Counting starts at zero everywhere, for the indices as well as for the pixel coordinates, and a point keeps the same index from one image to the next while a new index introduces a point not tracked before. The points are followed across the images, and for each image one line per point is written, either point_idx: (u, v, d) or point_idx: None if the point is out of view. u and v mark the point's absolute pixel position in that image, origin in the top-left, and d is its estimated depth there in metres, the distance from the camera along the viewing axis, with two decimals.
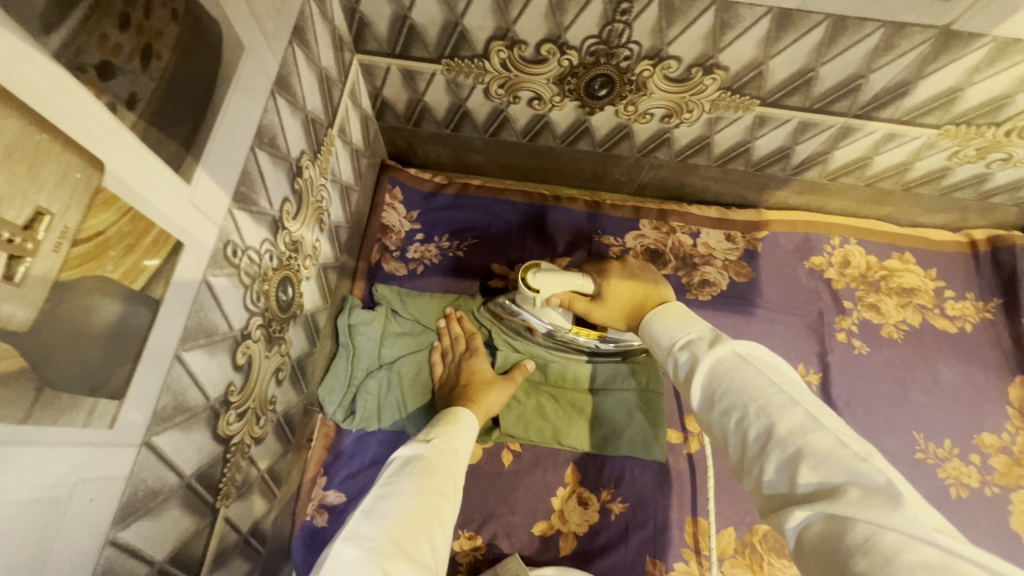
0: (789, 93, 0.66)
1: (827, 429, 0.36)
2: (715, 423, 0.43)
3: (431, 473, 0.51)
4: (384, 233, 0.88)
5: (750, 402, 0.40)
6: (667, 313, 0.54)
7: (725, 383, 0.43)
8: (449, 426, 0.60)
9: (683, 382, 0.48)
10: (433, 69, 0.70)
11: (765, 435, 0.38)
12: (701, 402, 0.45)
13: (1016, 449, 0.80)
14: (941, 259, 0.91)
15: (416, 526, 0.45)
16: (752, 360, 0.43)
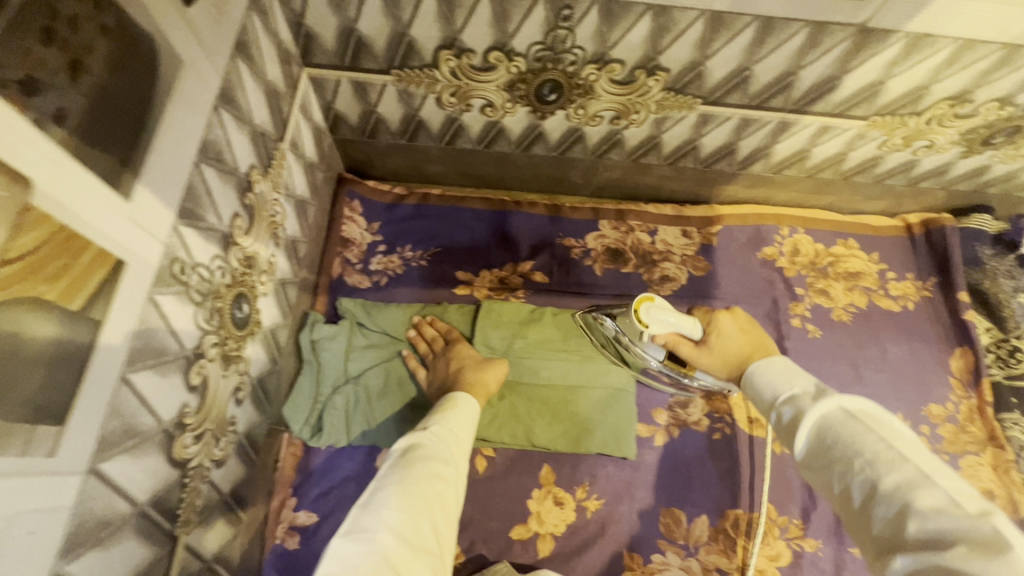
0: (728, 92, 0.70)
1: (939, 485, 0.35)
2: (819, 475, 0.42)
3: (428, 462, 0.56)
4: (345, 246, 0.87)
5: (858, 456, 0.39)
6: (766, 367, 0.53)
7: (829, 437, 0.41)
8: (446, 415, 0.64)
9: (784, 433, 0.47)
10: (383, 80, 0.70)
11: (874, 486, 0.37)
12: (803, 455, 0.44)
13: (960, 417, 0.85)
14: (881, 243, 0.97)
15: (413, 512, 0.51)
16: (859, 415, 0.41)
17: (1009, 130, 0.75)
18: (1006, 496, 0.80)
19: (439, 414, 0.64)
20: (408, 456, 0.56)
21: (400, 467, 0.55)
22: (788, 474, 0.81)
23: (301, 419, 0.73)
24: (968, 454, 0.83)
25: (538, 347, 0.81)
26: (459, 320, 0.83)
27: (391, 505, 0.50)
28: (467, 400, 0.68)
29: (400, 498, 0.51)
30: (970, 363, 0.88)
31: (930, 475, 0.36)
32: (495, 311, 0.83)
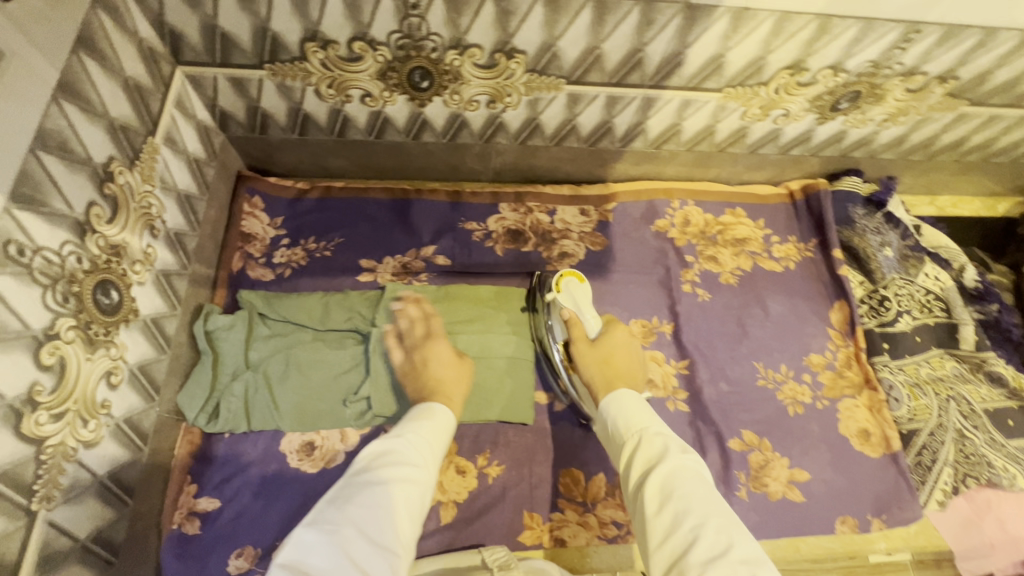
0: (586, 71, 0.75)
1: (746, 546, 0.49)
2: (665, 510, 0.53)
3: (402, 467, 0.57)
4: (246, 241, 0.89)
5: (713, 514, 0.51)
6: (622, 399, 0.67)
7: (677, 484, 0.55)
8: (425, 420, 0.64)
9: (636, 469, 0.59)
10: (259, 75, 0.73)
11: (718, 543, 0.49)
12: (655, 486, 0.55)
13: (837, 364, 0.92)
14: (766, 210, 1.03)
15: (381, 517, 0.51)
16: (701, 477, 0.56)
17: (851, 96, 0.82)
18: (879, 432, 0.87)
19: (416, 418, 0.65)
20: (383, 458, 0.57)
21: (373, 468, 0.56)
22: (681, 428, 0.86)
23: (200, 407, 0.75)
24: (845, 397, 0.90)
25: (439, 324, 0.84)
26: (361, 304, 0.85)
27: (360, 505, 0.51)
28: (443, 409, 0.68)
29: (370, 499, 0.52)
30: (847, 314, 0.94)
31: (739, 537, 0.50)
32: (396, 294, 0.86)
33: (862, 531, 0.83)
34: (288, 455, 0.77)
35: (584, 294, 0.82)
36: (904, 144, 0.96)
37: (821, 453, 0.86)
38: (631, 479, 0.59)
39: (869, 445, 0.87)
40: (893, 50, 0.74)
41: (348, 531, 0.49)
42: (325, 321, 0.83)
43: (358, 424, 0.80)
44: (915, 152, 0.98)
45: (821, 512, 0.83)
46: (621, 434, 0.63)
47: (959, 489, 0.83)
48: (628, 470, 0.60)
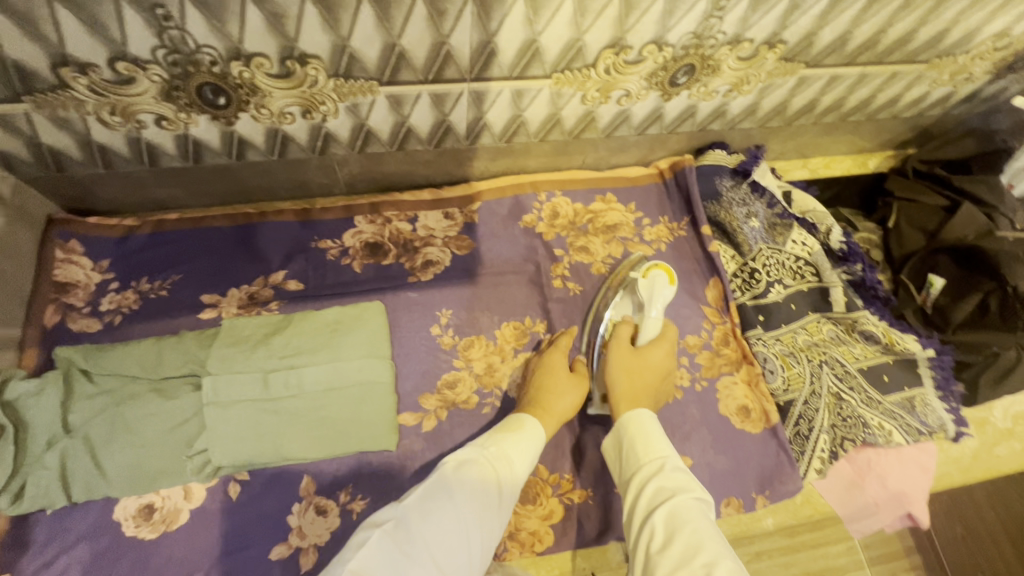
0: (395, 71, 0.70)
1: None
2: (676, 541, 0.51)
3: (484, 483, 0.59)
4: (64, 292, 0.80)
5: (724, 556, 0.49)
6: (644, 419, 0.65)
7: (691, 522, 0.52)
8: (513, 433, 0.66)
9: (649, 502, 0.56)
10: (23, 108, 0.65)
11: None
12: (667, 516, 0.53)
13: (715, 342, 0.90)
14: (637, 192, 1.01)
15: (459, 539, 0.53)
16: (711, 519, 0.54)
17: (685, 69, 0.80)
18: (757, 407, 0.86)
19: (507, 432, 0.66)
20: (461, 474, 0.59)
21: (453, 483, 0.57)
22: (559, 431, 0.82)
23: (5, 485, 0.67)
24: (723, 375, 0.88)
25: (282, 355, 0.78)
26: (195, 345, 0.77)
27: (435, 521, 0.53)
28: (536, 424, 0.69)
29: (443, 520, 0.54)
30: (721, 290, 0.93)
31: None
32: (237, 335, 0.79)
33: (748, 510, 0.82)
34: (123, 523, 0.70)
35: (667, 297, 0.75)
36: (758, 111, 0.95)
37: (702, 436, 0.84)
38: (643, 505, 0.57)
39: (749, 421, 0.85)
40: (709, 19, 0.72)
41: (420, 547, 0.51)
42: (159, 369, 0.75)
43: (200, 477, 0.72)
44: (772, 118, 0.98)
45: None
46: (637, 457, 0.62)
47: (836, 453, 0.83)
48: (638, 497, 0.58)
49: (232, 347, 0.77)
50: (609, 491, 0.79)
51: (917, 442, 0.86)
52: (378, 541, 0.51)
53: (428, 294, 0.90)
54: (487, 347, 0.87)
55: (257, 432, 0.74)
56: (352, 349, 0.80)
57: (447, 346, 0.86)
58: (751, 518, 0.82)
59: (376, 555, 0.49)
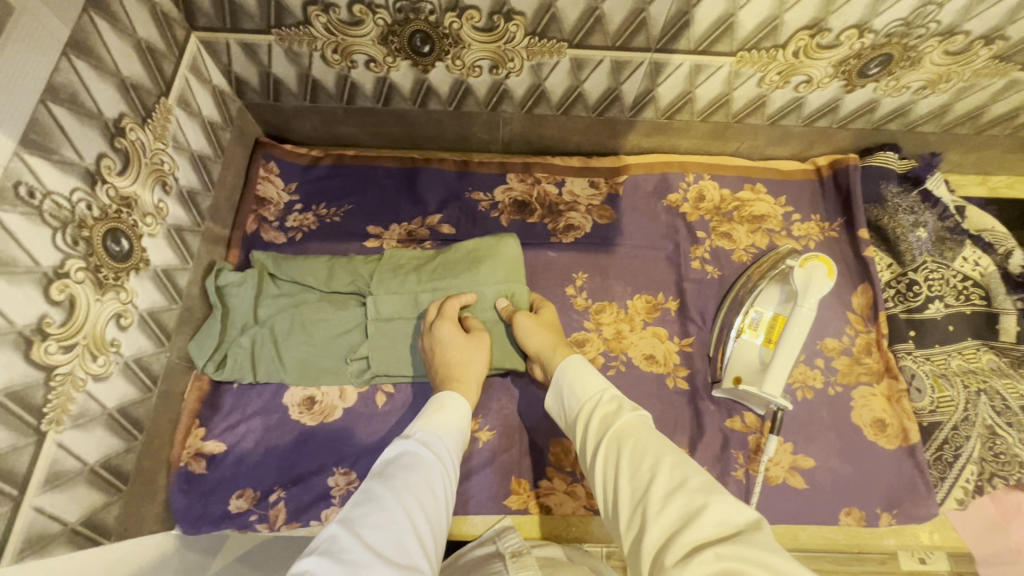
0: (588, 34, 0.73)
1: (697, 472, 0.50)
2: (624, 455, 0.54)
3: (418, 471, 0.56)
4: (261, 205, 0.93)
5: (667, 452, 0.52)
6: (579, 366, 0.67)
7: (630, 435, 0.55)
8: (433, 415, 0.64)
9: (595, 431, 0.59)
10: (268, 40, 0.76)
11: (675, 476, 0.49)
12: (613, 437, 0.56)
13: (856, 349, 0.86)
14: (789, 186, 0.97)
15: (404, 527, 0.50)
16: (648, 424, 0.57)
17: (881, 59, 0.76)
18: (896, 424, 0.82)
19: (424, 416, 0.64)
20: (394, 469, 0.56)
21: (388, 478, 0.55)
22: (681, 407, 0.84)
23: (211, 359, 0.79)
24: (860, 385, 0.84)
25: (435, 282, 0.82)
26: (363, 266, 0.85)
27: (372, 522, 0.49)
28: (456, 399, 0.68)
29: (383, 515, 0.50)
30: (870, 299, 0.88)
31: (688, 465, 0.51)
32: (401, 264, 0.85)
33: (869, 525, 0.78)
34: (291, 408, 0.81)
35: (823, 292, 0.73)
36: (947, 115, 0.88)
37: (829, 440, 0.82)
38: (591, 432, 0.59)
39: (884, 436, 0.81)
40: (926, 6, 0.68)
41: (362, 550, 0.46)
42: (330, 283, 0.83)
43: (358, 380, 0.82)
44: (960, 125, 0.90)
45: (824, 502, 0.79)
46: (575, 400, 0.64)
47: (982, 488, 0.78)
48: (586, 432, 0.60)
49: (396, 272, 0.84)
50: (725, 473, 0.79)
51: None
52: (323, 553, 0.45)
53: (567, 256, 0.94)
54: (618, 314, 0.90)
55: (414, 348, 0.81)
56: (489, 276, 0.82)
57: (580, 307, 0.90)
58: (871, 534, 0.78)
59: (322, 566, 0.44)
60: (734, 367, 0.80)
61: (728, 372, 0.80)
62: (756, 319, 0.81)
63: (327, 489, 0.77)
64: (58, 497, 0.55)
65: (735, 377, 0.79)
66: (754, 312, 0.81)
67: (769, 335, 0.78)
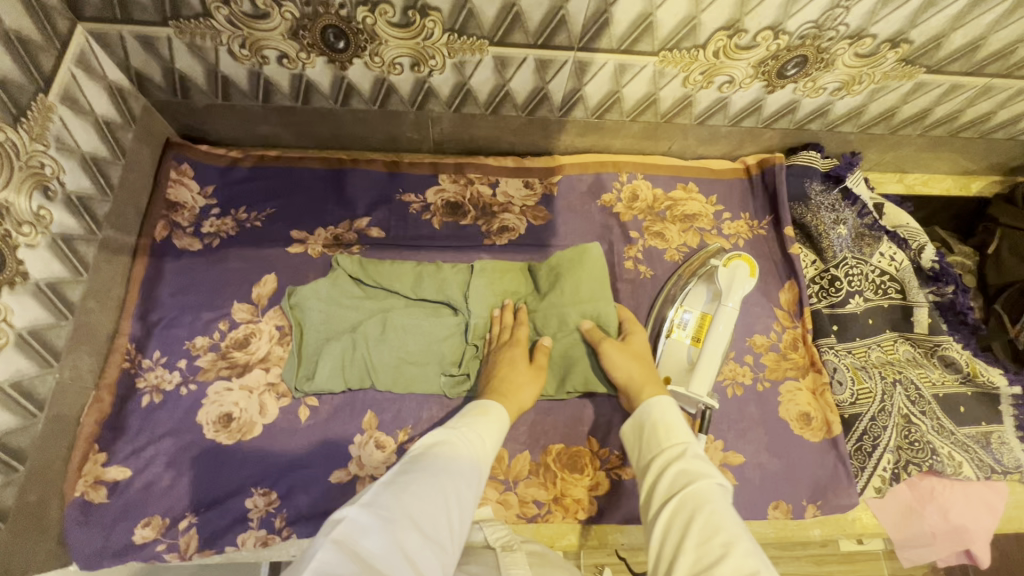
0: (508, 32, 0.71)
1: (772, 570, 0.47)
2: (694, 524, 0.52)
3: (459, 458, 0.57)
4: (173, 209, 0.87)
5: (744, 537, 0.50)
6: (669, 407, 0.65)
7: (706, 505, 0.52)
8: (479, 415, 0.64)
9: (665, 488, 0.57)
10: (166, 33, 0.71)
11: (748, 564, 0.47)
12: (683, 501, 0.54)
13: (783, 345, 0.88)
14: (719, 185, 0.99)
15: (440, 505, 0.50)
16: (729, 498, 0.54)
17: (797, 61, 0.78)
18: (820, 416, 0.84)
19: (471, 413, 0.65)
20: (438, 449, 0.57)
21: (425, 458, 0.55)
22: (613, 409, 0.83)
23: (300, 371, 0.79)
24: (787, 380, 0.86)
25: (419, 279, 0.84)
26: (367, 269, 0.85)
27: (413, 493, 0.50)
28: (498, 407, 0.67)
29: (421, 487, 0.51)
30: (796, 295, 0.90)
31: (762, 557, 0.48)
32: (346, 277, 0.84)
33: (796, 517, 0.80)
34: (205, 426, 0.76)
35: (745, 290, 0.74)
36: (863, 115, 0.91)
37: (758, 436, 0.83)
38: (664, 486, 0.57)
39: (809, 429, 0.83)
40: (835, 9, 0.69)
41: (399, 512, 0.48)
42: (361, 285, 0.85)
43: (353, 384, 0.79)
44: (876, 125, 0.93)
45: (753, 497, 0.80)
46: (660, 442, 0.62)
47: (898, 475, 0.81)
48: (657, 482, 0.59)
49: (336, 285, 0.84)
50: None
51: (987, 479, 0.81)
52: (363, 508, 0.48)
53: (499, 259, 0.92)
54: None
55: (354, 360, 0.80)
56: (573, 292, 0.83)
57: None
58: (798, 526, 0.80)
59: (363, 522, 0.46)
60: (664, 367, 0.80)
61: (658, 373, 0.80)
62: (683, 319, 0.81)
63: (245, 513, 0.72)
64: None
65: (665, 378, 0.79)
66: (678, 311, 0.82)
67: (698, 333, 0.80)
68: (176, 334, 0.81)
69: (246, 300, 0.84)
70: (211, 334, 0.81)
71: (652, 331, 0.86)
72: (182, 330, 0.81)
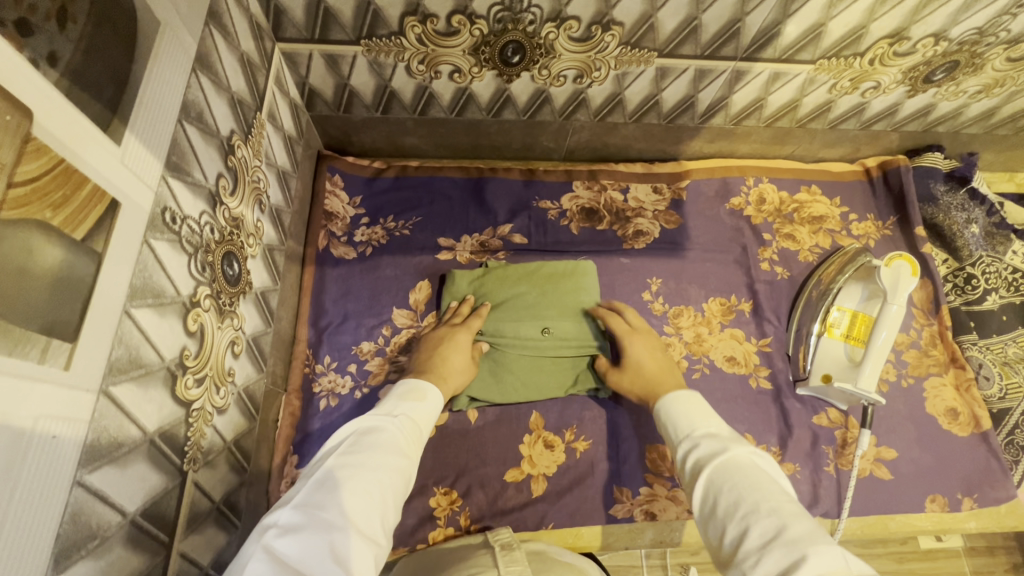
0: (680, 43, 0.74)
1: (805, 524, 0.45)
2: (719, 502, 0.51)
3: (391, 444, 0.56)
4: (329, 219, 0.89)
5: (766, 499, 0.48)
6: (683, 400, 0.64)
7: (726, 479, 0.51)
8: (413, 400, 0.64)
9: (688, 476, 0.56)
10: (354, 51, 0.74)
11: (773, 526, 0.46)
12: (707, 482, 0.53)
13: (923, 342, 0.90)
14: (843, 187, 1.00)
15: (374, 497, 0.50)
16: (759, 467, 0.53)
17: (948, 66, 0.80)
18: (967, 412, 0.86)
19: (402, 398, 0.63)
20: (370, 439, 0.55)
21: (359, 449, 0.53)
22: (765, 406, 0.85)
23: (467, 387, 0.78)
24: (932, 376, 0.88)
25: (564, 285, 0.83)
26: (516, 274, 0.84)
27: (348, 490, 0.49)
28: (435, 392, 0.67)
29: (357, 484, 0.50)
30: (930, 293, 0.92)
31: (797, 516, 0.47)
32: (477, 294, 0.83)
33: (953, 510, 0.82)
34: None
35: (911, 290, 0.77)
36: (993, 116, 0.94)
37: (908, 431, 0.84)
38: (687, 472, 0.57)
39: (957, 424, 0.85)
40: (1002, 16, 0.72)
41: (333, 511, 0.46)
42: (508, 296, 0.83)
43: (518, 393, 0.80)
44: (1002, 126, 0.97)
45: (910, 491, 0.82)
46: (673, 439, 0.61)
47: None
48: (683, 471, 0.58)
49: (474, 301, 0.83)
50: (818, 469, 0.81)
51: None
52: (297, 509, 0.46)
53: (636, 262, 0.94)
54: (695, 318, 0.91)
55: (499, 373, 0.80)
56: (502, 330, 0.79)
57: (658, 312, 0.91)
58: (955, 519, 0.81)
59: (297, 524, 0.45)
60: (822, 365, 0.83)
61: (816, 370, 0.83)
62: (835, 315, 0.85)
63: (430, 512, 0.75)
64: (195, 539, 0.52)
65: (824, 375, 0.82)
66: (827, 305, 0.86)
67: (852, 339, 0.83)
68: (343, 340, 0.83)
69: (404, 305, 0.86)
70: (375, 339, 0.83)
71: (793, 327, 0.89)
72: (348, 336, 0.83)
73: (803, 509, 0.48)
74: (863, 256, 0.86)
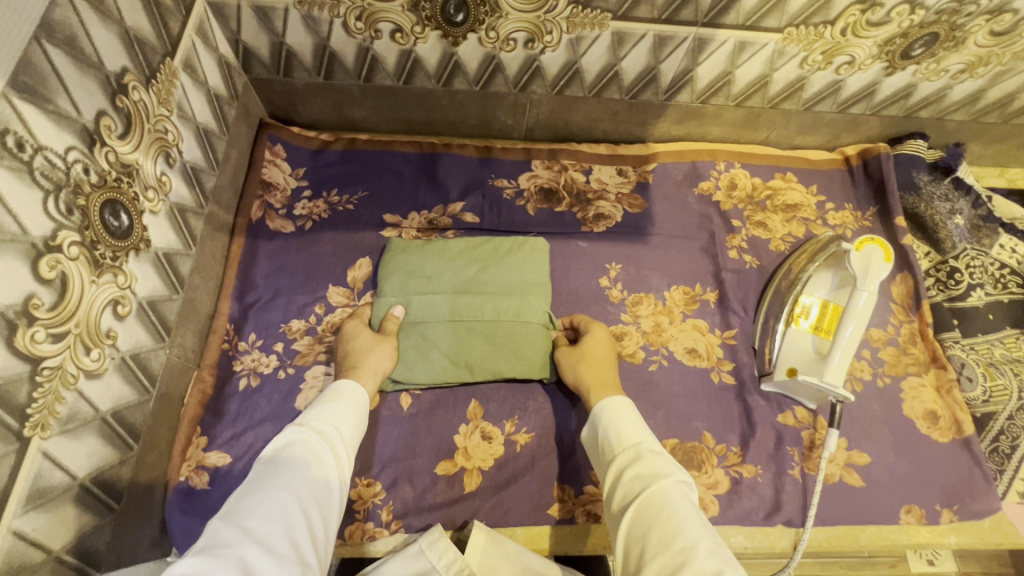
0: (635, 4, 0.69)
1: (735, 570, 0.46)
2: (653, 532, 0.50)
3: (310, 458, 0.53)
4: (267, 190, 0.84)
5: (703, 538, 0.48)
6: (620, 410, 0.62)
7: (667, 510, 0.51)
8: (330, 405, 0.60)
9: (623, 495, 0.55)
10: (285, 3, 0.69)
11: (708, 566, 0.46)
12: (643, 507, 0.52)
13: (901, 339, 0.83)
14: (820, 175, 0.94)
15: (287, 516, 0.47)
16: (692, 501, 0.53)
17: (926, 39, 0.75)
18: (948, 415, 0.78)
19: (321, 405, 0.60)
20: (288, 455, 0.53)
21: (278, 467, 0.52)
22: (727, 403, 0.79)
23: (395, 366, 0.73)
24: (910, 376, 0.81)
25: (508, 264, 0.79)
26: (459, 256, 0.80)
27: (257, 515, 0.46)
28: (353, 387, 0.64)
29: (265, 509, 0.47)
30: (911, 288, 0.86)
31: (729, 559, 0.47)
32: (414, 268, 0.78)
33: (930, 523, 0.74)
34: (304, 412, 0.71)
35: (882, 277, 0.71)
36: (979, 101, 0.88)
37: (883, 435, 0.77)
38: (622, 489, 0.55)
39: (937, 429, 0.78)
40: None
41: (245, 544, 0.44)
42: (451, 279, 0.78)
43: (454, 377, 0.73)
44: (989, 113, 0.91)
45: (883, 500, 0.74)
46: (611, 449, 0.59)
47: None
48: (616, 487, 0.56)
49: (411, 277, 0.77)
50: (782, 472, 0.74)
51: None
52: (202, 552, 0.42)
53: (595, 246, 0.88)
54: (655, 306, 0.84)
55: (432, 350, 0.73)
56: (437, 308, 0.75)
57: (615, 299, 0.84)
58: (933, 533, 0.74)
59: (204, 565, 0.41)
60: (788, 360, 0.76)
61: (782, 365, 0.76)
62: (801, 301, 0.79)
63: (349, 505, 0.69)
64: (41, 518, 0.46)
65: (790, 369, 0.75)
66: (795, 292, 0.80)
67: (820, 328, 0.75)
68: (272, 317, 0.77)
69: (341, 283, 0.80)
70: (307, 318, 0.77)
71: (758, 319, 0.83)
72: (278, 313, 0.77)
73: (729, 553, 0.48)
74: (835, 243, 0.80)
